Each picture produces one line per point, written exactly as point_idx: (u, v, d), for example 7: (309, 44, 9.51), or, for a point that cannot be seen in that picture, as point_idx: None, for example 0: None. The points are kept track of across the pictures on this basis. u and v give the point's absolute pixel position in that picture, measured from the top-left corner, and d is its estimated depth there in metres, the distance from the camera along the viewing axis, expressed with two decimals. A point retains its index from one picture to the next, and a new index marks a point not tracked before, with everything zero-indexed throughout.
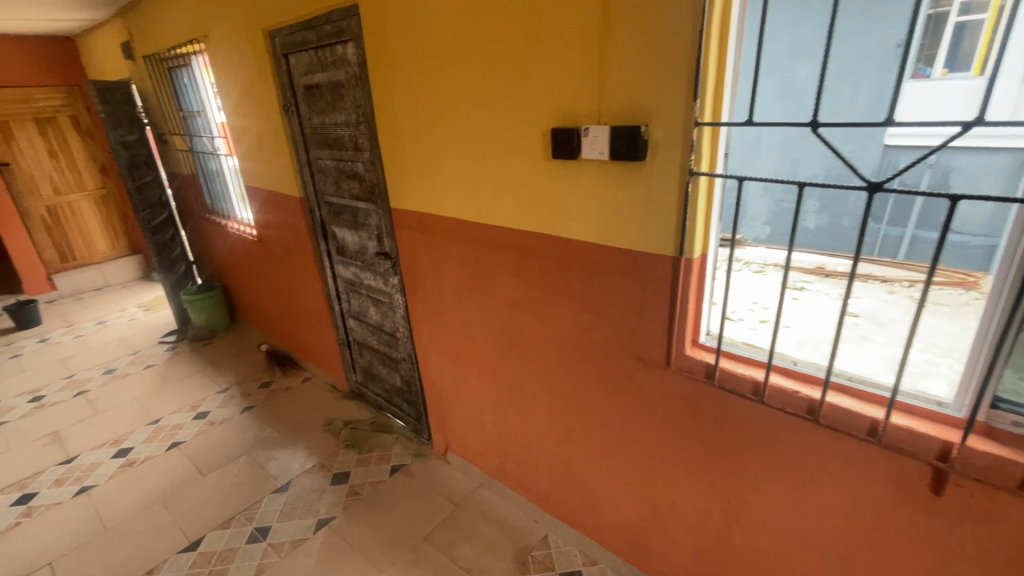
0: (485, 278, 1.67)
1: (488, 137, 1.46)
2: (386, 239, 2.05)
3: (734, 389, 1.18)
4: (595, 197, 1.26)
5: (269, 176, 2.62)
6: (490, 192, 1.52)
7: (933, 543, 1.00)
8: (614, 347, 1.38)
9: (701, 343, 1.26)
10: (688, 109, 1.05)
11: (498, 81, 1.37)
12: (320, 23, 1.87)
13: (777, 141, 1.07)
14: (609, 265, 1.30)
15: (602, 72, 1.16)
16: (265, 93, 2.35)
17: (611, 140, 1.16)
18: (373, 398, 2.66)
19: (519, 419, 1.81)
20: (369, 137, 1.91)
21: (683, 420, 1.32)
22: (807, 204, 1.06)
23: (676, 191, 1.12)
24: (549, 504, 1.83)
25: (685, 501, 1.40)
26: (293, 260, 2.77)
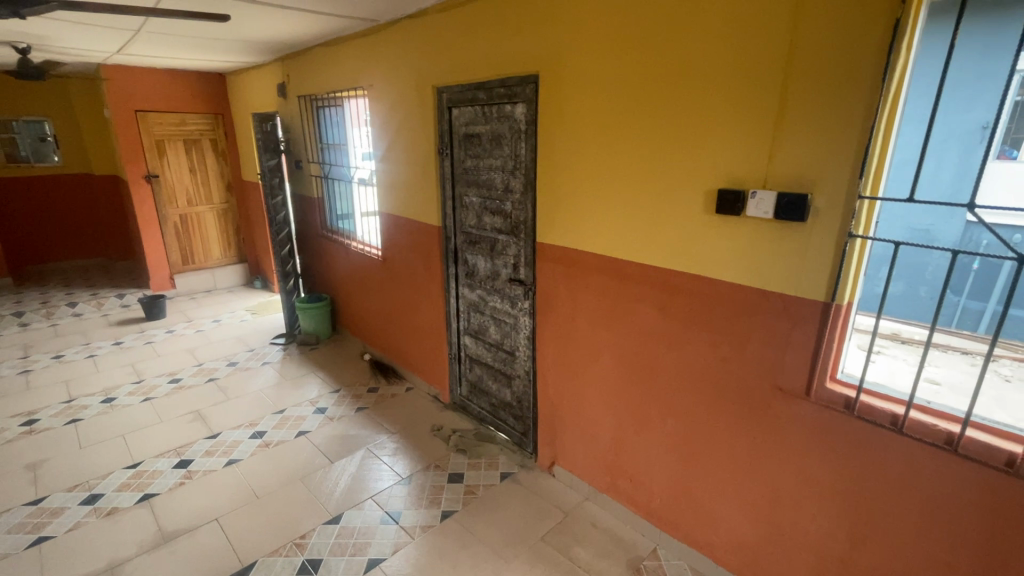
0: (625, 308, 1.94)
1: (649, 190, 1.76)
2: (523, 268, 2.36)
3: (874, 420, 1.37)
4: (753, 248, 1.52)
5: (408, 205, 3.02)
6: (645, 236, 1.81)
7: None
8: (753, 376, 1.60)
9: (839, 379, 1.47)
10: (852, 185, 1.31)
11: (667, 147, 1.68)
12: (494, 86, 2.26)
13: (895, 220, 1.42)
14: (758, 305, 1.55)
15: (772, 149, 1.44)
16: (422, 136, 2.76)
17: (776, 203, 1.43)
18: (477, 411, 2.91)
19: (638, 437, 2.02)
20: (523, 181, 2.25)
21: (815, 447, 1.51)
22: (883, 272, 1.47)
23: (833, 249, 1.36)
24: (660, 520, 2.01)
25: (810, 522, 1.57)
26: (416, 279, 3.13)
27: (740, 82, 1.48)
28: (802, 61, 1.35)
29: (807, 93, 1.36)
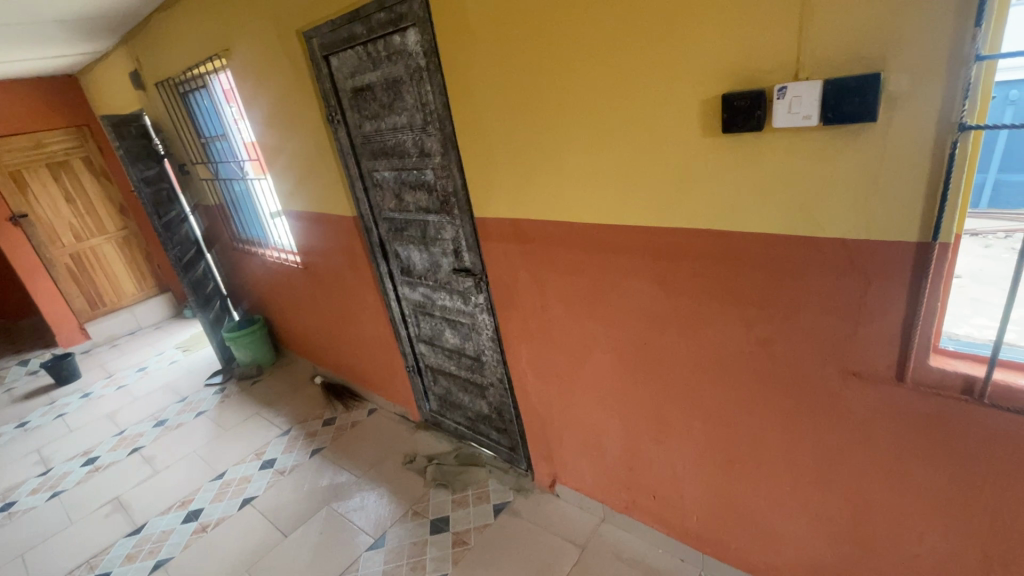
0: (612, 288, 1.41)
1: (617, 117, 1.20)
2: (467, 253, 1.79)
3: (1018, 407, 0.90)
4: (789, 176, 0.99)
5: (313, 196, 2.37)
6: (623, 183, 1.26)
7: None
8: (813, 361, 1.11)
9: (950, 350, 0.98)
10: (963, 40, 0.76)
11: (632, 45, 1.10)
12: (371, 11, 1.59)
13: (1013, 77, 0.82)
14: (809, 260, 1.03)
15: (805, 8, 0.87)
16: (303, 104, 2.08)
17: (823, 99, 0.88)
18: (453, 428, 2.41)
19: (656, 446, 1.55)
20: (440, 139, 1.64)
21: (918, 448, 1.04)
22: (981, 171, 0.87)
23: (932, 156, 0.83)
24: (702, 541, 1.57)
25: (918, 542, 1.13)
26: (347, 285, 2.53)
27: None
28: None
29: None
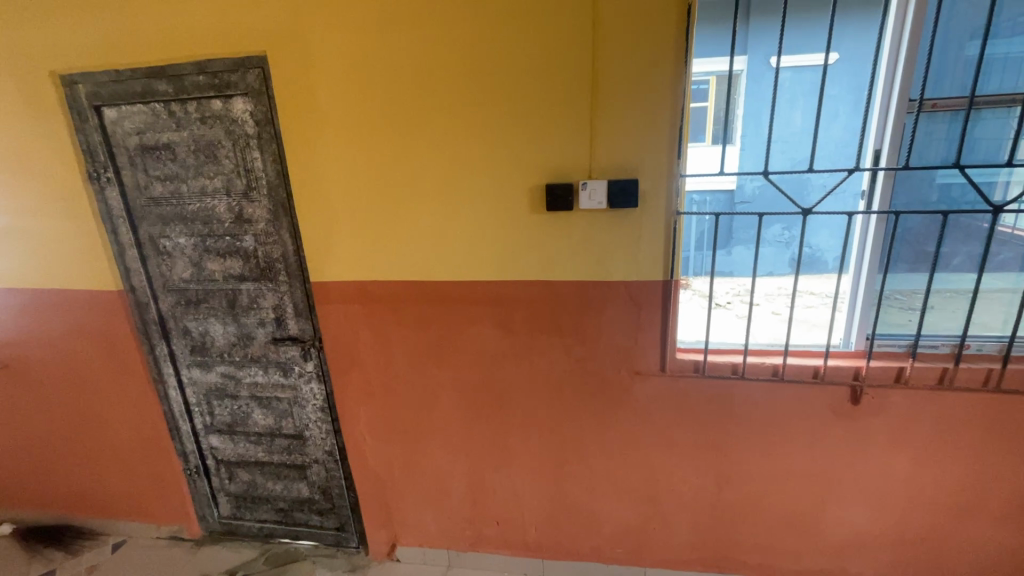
0: (458, 335, 1.63)
1: (463, 193, 1.49)
2: (294, 320, 1.74)
3: (720, 374, 1.52)
4: (591, 240, 1.45)
5: (34, 268, 1.83)
6: (468, 247, 1.54)
7: (854, 437, 1.51)
8: (613, 369, 1.57)
9: (683, 347, 1.59)
10: (673, 166, 1.37)
11: (476, 142, 1.44)
12: (185, 71, 1.52)
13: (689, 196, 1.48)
14: (606, 298, 1.50)
15: (594, 135, 1.38)
16: (43, 155, 1.68)
17: (608, 191, 1.38)
18: (256, 528, 2.09)
19: (500, 472, 1.77)
20: (268, 205, 1.62)
21: (676, 415, 1.58)
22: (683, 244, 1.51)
23: (666, 229, 1.41)
24: (542, 548, 1.83)
25: (683, 484, 1.66)
26: (91, 380, 1.98)
27: (546, 67, 1.36)
28: (606, 49, 1.32)
29: (617, 76, 1.34)
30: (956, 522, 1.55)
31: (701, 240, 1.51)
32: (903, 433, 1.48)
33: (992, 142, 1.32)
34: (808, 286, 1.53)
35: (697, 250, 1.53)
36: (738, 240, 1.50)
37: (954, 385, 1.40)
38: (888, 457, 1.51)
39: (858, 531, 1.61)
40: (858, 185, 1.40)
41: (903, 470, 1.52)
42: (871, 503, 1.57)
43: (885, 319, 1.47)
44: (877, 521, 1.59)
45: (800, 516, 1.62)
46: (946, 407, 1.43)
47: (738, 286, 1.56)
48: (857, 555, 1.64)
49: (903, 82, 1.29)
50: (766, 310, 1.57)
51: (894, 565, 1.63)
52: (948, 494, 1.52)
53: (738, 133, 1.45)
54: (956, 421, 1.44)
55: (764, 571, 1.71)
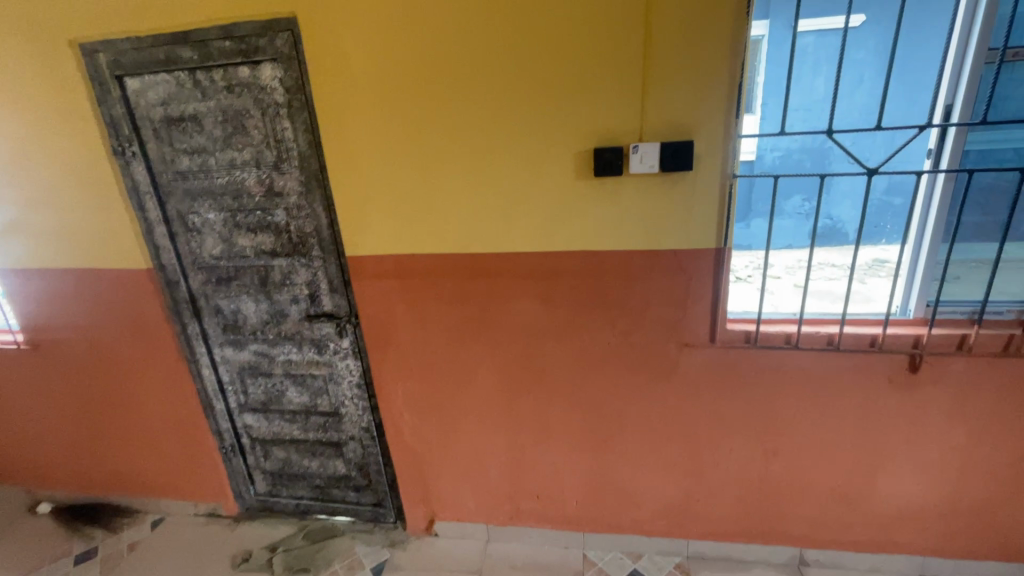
0: (498, 309, 1.58)
1: (504, 160, 1.42)
2: (328, 296, 1.70)
3: (771, 344, 1.46)
4: (640, 208, 1.39)
5: (61, 247, 1.79)
6: (509, 217, 1.47)
7: (910, 408, 1.46)
8: (660, 341, 1.52)
9: (733, 317, 1.51)
10: (729, 126, 1.29)
11: (518, 105, 1.36)
12: (210, 37, 1.45)
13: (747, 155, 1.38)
14: (653, 267, 1.44)
15: (646, 94, 1.30)
16: (65, 130, 1.62)
17: (660, 154, 1.31)
18: (294, 504, 2.10)
19: (540, 447, 1.75)
20: (300, 177, 1.56)
21: (725, 388, 1.54)
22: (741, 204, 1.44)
23: (720, 194, 1.35)
24: (582, 522, 1.83)
25: (729, 457, 1.63)
26: (123, 361, 1.96)
27: (597, 19, 1.26)
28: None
29: (673, 30, 1.25)
30: (1015, 494, 1.50)
31: (754, 201, 1.43)
32: (962, 403, 1.43)
33: None
34: (867, 260, 1.47)
35: (753, 205, 1.44)
36: (794, 209, 1.42)
37: (1018, 352, 1.35)
38: (945, 428, 1.47)
39: (910, 503, 1.58)
40: (924, 143, 1.32)
41: (959, 441, 1.47)
42: (925, 475, 1.53)
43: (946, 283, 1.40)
44: (931, 493, 1.55)
45: (850, 489, 1.59)
46: (1008, 374, 1.38)
47: (801, 258, 1.48)
48: (908, 528, 1.61)
49: (981, 36, 1.19)
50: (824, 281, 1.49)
51: (948, 537, 1.59)
52: (1008, 464, 1.47)
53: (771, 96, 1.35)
54: (1019, 390, 1.39)
55: (811, 543, 1.69)
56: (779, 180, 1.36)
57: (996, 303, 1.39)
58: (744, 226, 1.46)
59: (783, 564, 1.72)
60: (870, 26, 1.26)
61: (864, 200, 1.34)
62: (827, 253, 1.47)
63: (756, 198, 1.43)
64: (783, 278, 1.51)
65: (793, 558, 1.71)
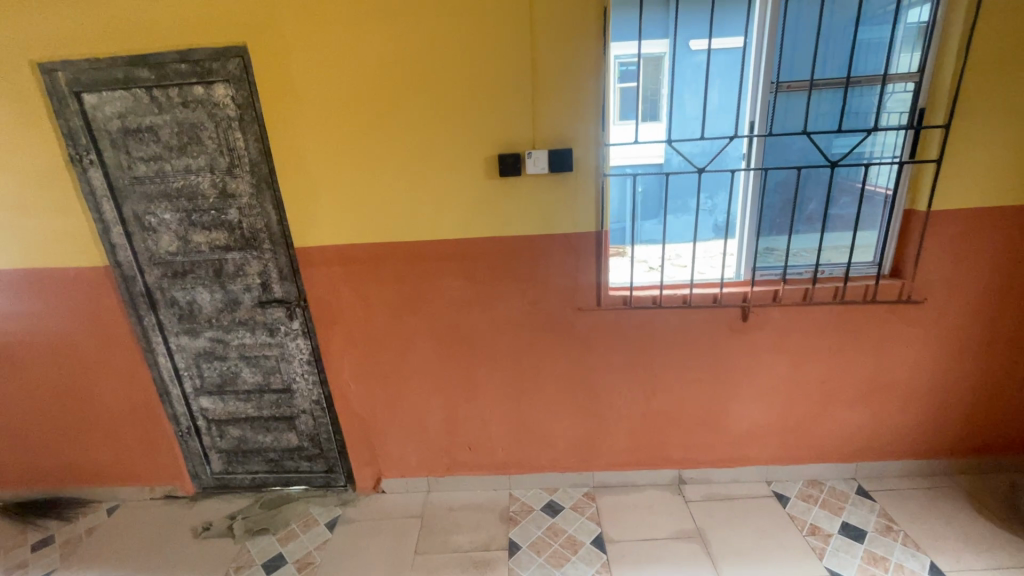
0: (428, 287, 1.91)
1: (427, 163, 1.75)
2: (279, 283, 1.95)
3: (643, 304, 1.89)
4: (537, 201, 1.77)
5: (14, 249, 1.92)
6: (433, 210, 1.80)
7: (745, 348, 1.94)
8: (559, 306, 1.91)
9: (614, 286, 1.93)
10: (599, 137, 1.70)
11: (436, 120, 1.70)
12: (166, 60, 1.68)
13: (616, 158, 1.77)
14: (550, 247, 1.83)
15: (536, 112, 1.68)
16: (23, 140, 1.78)
17: (549, 159, 1.70)
18: (249, 478, 2.30)
19: (469, 404, 2.09)
20: (251, 180, 1.82)
21: (612, 342, 1.95)
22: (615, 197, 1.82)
23: (596, 189, 1.75)
24: (508, 466, 2.18)
25: (620, 398, 2.04)
26: (78, 354, 2.10)
27: (495, 54, 1.63)
28: (543, 41, 1.61)
29: (552, 64, 1.63)
30: (823, 408, 2.01)
31: (623, 198, 1.83)
32: (779, 341, 1.92)
33: (829, 115, 1.72)
34: (705, 249, 1.92)
35: (622, 199, 1.82)
36: (654, 203, 1.83)
37: (811, 300, 1.85)
38: (770, 362, 1.95)
39: (753, 423, 2.06)
40: (738, 149, 1.76)
41: (781, 371, 1.96)
42: (761, 399, 2.01)
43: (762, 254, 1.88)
44: (766, 414, 2.04)
45: (710, 416, 2.05)
46: (807, 317, 1.88)
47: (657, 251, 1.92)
48: (754, 443, 2.09)
49: (765, 69, 1.66)
50: (676, 265, 1.93)
51: (782, 447, 2.08)
52: (815, 386, 1.98)
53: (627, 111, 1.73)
54: (815, 329, 1.89)
55: (687, 464, 2.13)
56: (639, 178, 1.77)
57: (797, 266, 1.89)
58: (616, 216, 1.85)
59: (667, 483, 2.16)
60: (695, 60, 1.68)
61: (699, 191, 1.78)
62: (675, 246, 1.91)
63: (623, 194, 1.82)
64: (647, 267, 1.94)
65: (674, 478, 2.15)
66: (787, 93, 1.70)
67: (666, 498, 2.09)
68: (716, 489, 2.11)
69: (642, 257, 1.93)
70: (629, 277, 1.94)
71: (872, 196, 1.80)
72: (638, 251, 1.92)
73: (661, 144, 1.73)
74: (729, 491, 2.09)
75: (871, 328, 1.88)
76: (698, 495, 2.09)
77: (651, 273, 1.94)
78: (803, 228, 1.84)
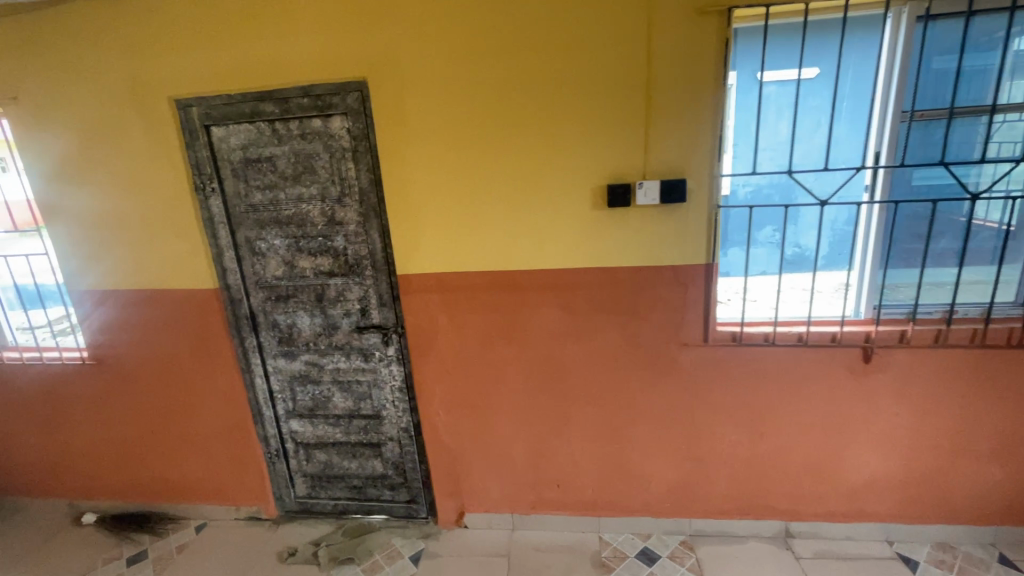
0: (526, 317, 1.88)
1: (532, 194, 1.74)
2: (377, 309, 1.97)
3: (753, 342, 1.79)
4: (644, 232, 1.72)
5: (137, 272, 2.04)
6: (537, 240, 1.78)
7: (866, 392, 1.79)
8: (662, 341, 1.84)
9: (722, 322, 1.83)
10: (713, 168, 1.65)
11: (545, 151, 1.70)
12: (290, 95, 1.77)
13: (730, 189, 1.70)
14: (656, 280, 1.77)
15: (648, 142, 1.65)
16: (155, 169, 1.90)
17: (660, 189, 1.66)
18: (332, 505, 2.30)
19: (560, 439, 2.02)
20: (359, 208, 1.86)
21: (716, 380, 1.85)
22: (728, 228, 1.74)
23: (708, 220, 1.69)
24: (597, 507, 2.08)
25: (723, 441, 1.92)
26: (182, 372, 2.17)
27: (609, 86, 1.62)
28: (659, 73, 1.60)
29: (668, 95, 1.61)
30: (955, 463, 1.82)
31: (735, 230, 1.74)
32: (906, 386, 1.77)
33: (967, 145, 1.61)
34: (826, 281, 1.77)
35: (735, 231, 1.75)
36: (769, 235, 1.74)
37: (945, 342, 1.70)
38: (895, 408, 1.79)
39: (873, 475, 1.88)
40: (862, 181, 1.67)
41: (907, 419, 1.80)
42: (882, 449, 1.85)
43: (887, 291, 1.75)
44: (888, 465, 1.86)
45: (823, 464, 1.90)
46: (939, 361, 1.72)
47: (772, 283, 1.79)
48: (873, 497, 1.91)
49: (896, 98, 1.58)
50: (793, 298, 1.80)
51: (905, 504, 1.89)
52: (947, 437, 1.80)
53: (743, 141, 1.68)
54: (949, 374, 1.73)
55: (795, 516, 1.97)
56: (754, 209, 1.70)
57: (928, 305, 1.74)
58: (728, 248, 1.77)
59: (772, 536, 2.00)
60: (819, 89, 1.62)
61: (819, 223, 1.69)
62: (792, 278, 1.78)
63: (735, 226, 1.74)
64: (760, 299, 1.81)
65: (780, 531, 1.99)
66: (920, 122, 1.60)
67: (774, 553, 1.93)
68: (830, 546, 1.94)
69: (755, 292, 1.81)
70: (740, 310, 1.82)
71: (1015, 232, 1.65)
72: (750, 283, 1.80)
73: (779, 175, 1.67)
74: (845, 549, 1.91)
75: (1016, 376, 1.70)
76: (809, 552, 1.92)
77: (763, 306, 1.82)
78: (935, 265, 1.71)
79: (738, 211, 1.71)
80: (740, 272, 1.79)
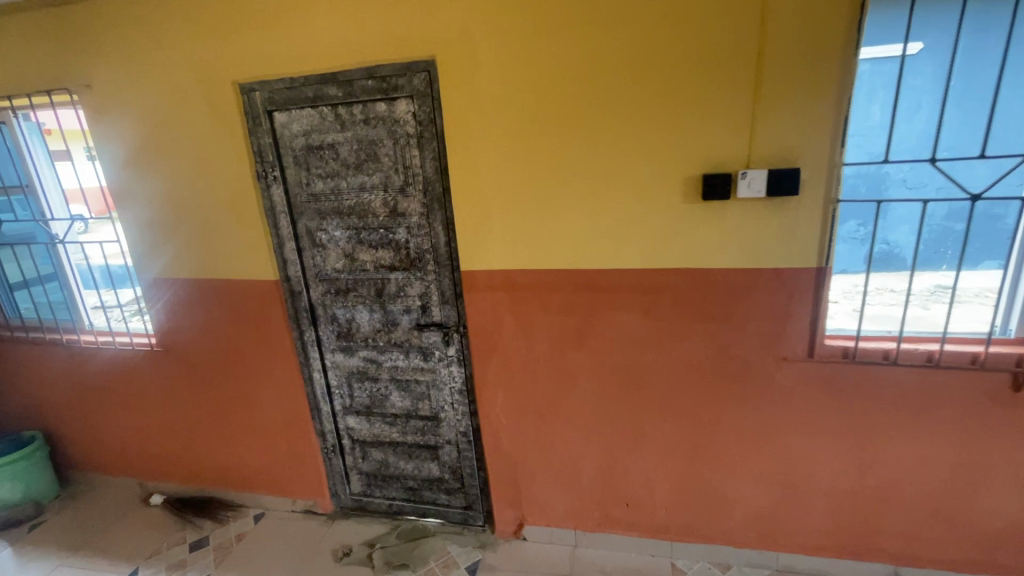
0: (600, 321, 1.70)
1: (614, 184, 1.55)
2: (438, 307, 1.85)
3: (870, 360, 1.53)
4: (744, 229, 1.50)
5: (202, 261, 2.02)
6: (617, 237, 1.60)
7: (1012, 426, 1.50)
8: (757, 354, 1.61)
9: (832, 334, 1.59)
10: (832, 156, 1.40)
11: (631, 136, 1.50)
12: (355, 77, 1.66)
13: (854, 179, 1.44)
14: (754, 284, 1.54)
15: (753, 125, 1.42)
16: (220, 157, 1.86)
17: (767, 180, 1.43)
18: (386, 504, 2.23)
19: (632, 455, 1.84)
20: (422, 199, 1.74)
21: (821, 401, 1.61)
22: (849, 225, 1.48)
23: (822, 217, 1.45)
24: (670, 531, 1.89)
25: (824, 469, 1.68)
26: (244, 363, 2.15)
27: (711, 60, 1.40)
28: (773, 44, 1.36)
29: (782, 69, 1.38)
30: None
31: (858, 226, 1.48)
32: None
33: None
34: (971, 284, 1.47)
35: (856, 228, 1.48)
36: (900, 234, 1.46)
37: None
38: None
39: (1010, 522, 1.59)
40: None
41: None
42: None
43: None
44: None
45: (947, 505, 1.62)
46: None
47: (902, 281, 1.49)
48: (1008, 547, 1.61)
49: None
50: (927, 301, 1.50)
51: None
52: None
53: (875, 122, 1.41)
54: None
55: (906, 560, 1.71)
56: (882, 204, 1.44)
57: None
58: (847, 247, 1.50)
59: None
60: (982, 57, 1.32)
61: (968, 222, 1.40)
62: (927, 276, 1.48)
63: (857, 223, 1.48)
64: (887, 298, 1.52)
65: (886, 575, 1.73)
66: None
67: None
68: None
69: (877, 295, 1.53)
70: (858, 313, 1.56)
71: None
72: (875, 280, 1.52)
73: (918, 164, 1.40)
74: None
75: None
76: None
77: (889, 306, 1.53)
78: None
79: (862, 205, 1.45)
80: (863, 270, 1.51)
